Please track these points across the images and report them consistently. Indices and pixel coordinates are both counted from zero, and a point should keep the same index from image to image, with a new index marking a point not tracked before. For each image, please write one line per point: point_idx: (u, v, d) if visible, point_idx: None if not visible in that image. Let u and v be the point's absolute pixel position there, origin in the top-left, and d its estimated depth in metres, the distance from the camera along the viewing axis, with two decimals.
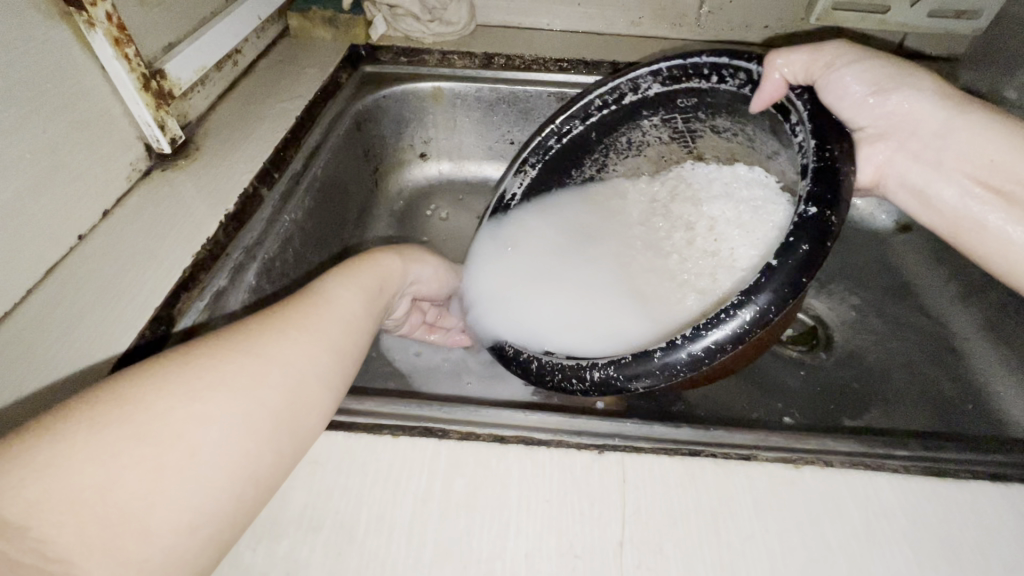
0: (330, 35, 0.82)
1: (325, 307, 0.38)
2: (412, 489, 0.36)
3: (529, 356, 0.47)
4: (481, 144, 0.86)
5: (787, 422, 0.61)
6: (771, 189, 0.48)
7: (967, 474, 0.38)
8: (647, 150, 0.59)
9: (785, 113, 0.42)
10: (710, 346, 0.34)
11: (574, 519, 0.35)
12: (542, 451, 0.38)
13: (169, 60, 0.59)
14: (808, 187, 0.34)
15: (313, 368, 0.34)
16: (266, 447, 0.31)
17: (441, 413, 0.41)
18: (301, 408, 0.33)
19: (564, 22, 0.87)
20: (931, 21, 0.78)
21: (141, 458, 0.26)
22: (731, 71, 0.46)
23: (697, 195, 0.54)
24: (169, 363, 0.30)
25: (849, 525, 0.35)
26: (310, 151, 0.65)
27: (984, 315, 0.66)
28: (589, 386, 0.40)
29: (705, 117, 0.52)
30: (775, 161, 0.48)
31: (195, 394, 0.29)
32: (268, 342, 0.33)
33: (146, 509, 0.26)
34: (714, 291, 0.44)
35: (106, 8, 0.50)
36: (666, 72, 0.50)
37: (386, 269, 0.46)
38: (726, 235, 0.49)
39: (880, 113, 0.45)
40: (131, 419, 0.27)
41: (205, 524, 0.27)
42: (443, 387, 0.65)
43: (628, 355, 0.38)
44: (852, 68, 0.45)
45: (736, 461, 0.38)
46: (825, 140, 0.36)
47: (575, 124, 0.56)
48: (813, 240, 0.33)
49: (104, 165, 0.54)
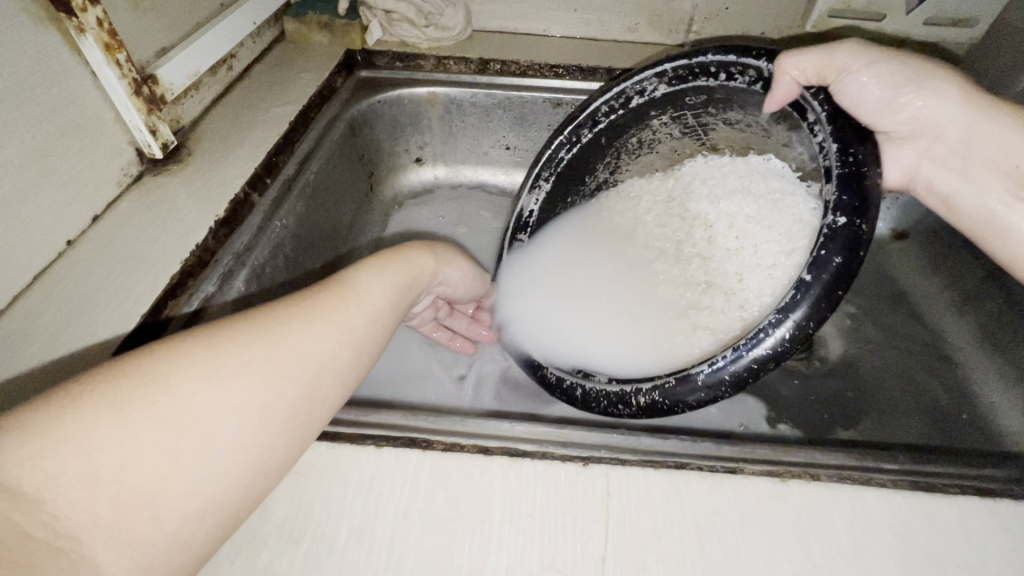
0: (327, 39, 0.82)
1: (353, 300, 0.36)
2: (395, 504, 0.36)
3: (573, 384, 0.48)
4: (476, 150, 0.86)
5: (779, 433, 0.60)
6: (790, 181, 0.45)
7: (957, 490, 0.38)
8: (659, 147, 0.57)
9: (801, 111, 0.41)
10: (752, 366, 0.35)
11: (556, 534, 0.34)
12: (526, 463, 0.38)
13: (161, 65, 0.59)
14: (835, 195, 0.35)
15: (333, 362, 0.33)
16: (279, 439, 0.29)
17: (426, 425, 0.41)
18: (317, 402, 0.32)
19: (562, 27, 0.87)
20: (927, 29, 0.77)
21: (160, 441, 0.25)
22: (739, 69, 0.45)
23: (712, 192, 0.51)
24: (193, 341, 0.29)
25: (835, 540, 0.35)
26: (303, 155, 0.65)
27: (980, 325, 0.64)
28: (636, 411, 0.41)
29: (717, 111, 0.50)
30: (791, 149, 0.45)
31: (217, 378, 0.28)
32: (293, 331, 0.32)
33: (157, 494, 0.25)
34: (742, 293, 0.43)
35: (97, 14, 0.50)
36: (671, 73, 0.49)
37: (417, 265, 0.44)
38: (748, 233, 0.46)
39: (901, 119, 0.44)
40: (152, 399, 0.26)
41: (212, 513, 0.26)
42: (445, 396, 0.64)
43: (672, 379, 0.39)
44: (866, 74, 0.43)
45: (721, 474, 0.37)
46: (848, 142, 0.35)
47: (585, 132, 0.57)
48: (846, 251, 0.33)
49: (94, 170, 0.54)
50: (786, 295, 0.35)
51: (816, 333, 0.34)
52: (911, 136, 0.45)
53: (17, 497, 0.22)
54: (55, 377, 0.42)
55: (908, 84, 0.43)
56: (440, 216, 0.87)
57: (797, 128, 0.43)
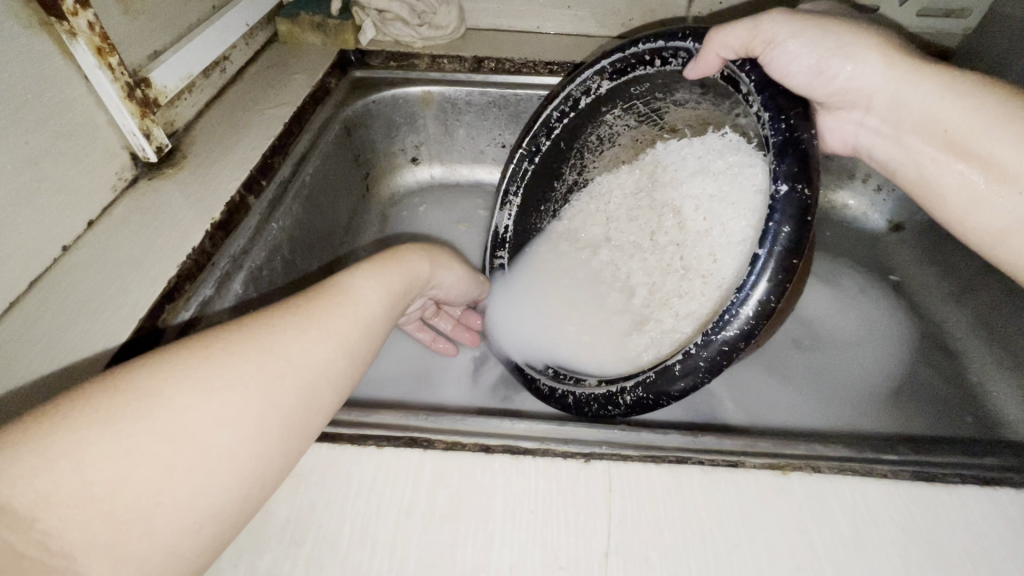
0: (320, 40, 0.82)
1: (346, 306, 0.36)
2: (397, 503, 0.36)
3: (565, 392, 0.48)
4: (472, 148, 0.86)
5: (781, 425, 0.61)
6: (744, 152, 0.44)
7: (956, 479, 0.38)
8: (620, 138, 0.58)
9: (733, 83, 0.41)
10: (723, 349, 0.35)
11: (560, 530, 0.35)
12: (527, 460, 0.38)
13: (154, 69, 0.58)
14: (774, 165, 0.35)
15: (327, 369, 0.33)
16: (274, 448, 0.29)
17: (430, 424, 0.41)
18: (312, 410, 0.32)
19: (555, 24, 0.87)
20: (920, 21, 0.78)
21: (156, 455, 0.25)
22: (671, 52, 0.46)
23: (676, 176, 0.52)
24: (186, 354, 0.28)
25: (837, 532, 0.35)
26: (298, 158, 0.65)
27: (976, 313, 0.65)
28: (624, 410, 0.41)
29: (663, 95, 0.51)
30: (741, 120, 0.44)
31: (210, 390, 0.27)
32: (283, 339, 0.31)
33: (152, 508, 0.24)
34: (718, 274, 0.42)
35: (88, 18, 0.50)
36: (610, 68, 0.51)
37: (414, 270, 0.44)
38: (714, 213, 0.46)
39: (833, 89, 0.45)
40: (145, 414, 0.25)
41: (208, 524, 0.26)
42: (442, 396, 0.64)
43: (652, 373, 0.39)
44: (793, 44, 0.44)
45: (723, 468, 0.38)
46: (780, 110, 0.35)
47: (541, 141, 0.59)
48: (793, 219, 0.33)
49: (88, 176, 0.54)
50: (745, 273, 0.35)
51: (780, 307, 0.34)
52: (848, 106, 0.46)
53: (9, 515, 0.22)
54: (53, 385, 0.42)
55: (836, 55, 0.43)
56: (433, 215, 0.86)
57: (738, 102, 0.43)
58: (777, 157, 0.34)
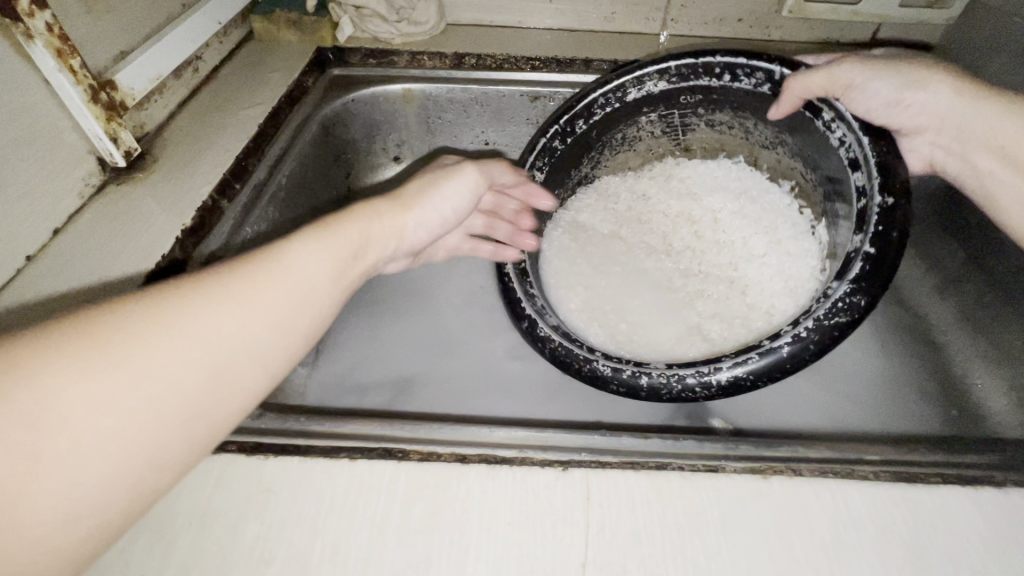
0: (296, 37, 0.80)
1: (275, 272, 0.33)
2: (368, 518, 0.35)
3: (633, 375, 0.41)
4: (456, 146, 0.84)
5: (763, 422, 0.60)
6: (759, 181, 0.57)
7: (939, 479, 0.37)
8: (639, 144, 0.60)
9: (814, 115, 0.46)
10: (834, 333, 0.37)
11: (536, 541, 0.34)
12: (504, 470, 0.37)
13: (120, 70, 0.57)
14: (877, 180, 0.40)
15: (242, 346, 0.30)
16: (179, 432, 0.28)
17: (404, 433, 0.40)
18: (224, 393, 0.30)
19: (537, 18, 0.85)
20: (903, 11, 0.76)
21: (41, 432, 0.24)
22: (746, 71, 0.48)
23: (694, 189, 0.59)
24: (73, 329, 0.27)
25: (817, 536, 0.34)
26: (275, 159, 0.64)
27: (960, 306, 0.64)
28: (716, 391, 0.39)
29: (704, 113, 0.55)
30: (771, 151, 0.54)
31: (91, 373, 0.26)
32: (189, 314, 0.29)
33: (19, 496, 0.24)
34: (743, 280, 0.53)
35: (46, 19, 0.48)
36: (674, 71, 0.51)
37: (374, 228, 0.40)
38: (732, 228, 0.56)
39: (921, 119, 0.48)
40: (14, 396, 0.24)
41: (88, 512, 0.25)
42: (426, 402, 0.62)
43: (755, 354, 0.39)
44: (877, 85, 0.46)
45: (702, 473, 0.37)
46: (878, 136, 0.41)
47: (580, 123, 0.54)
48: (901, 226, 0.38)
49: (53, 182, 0.52)
50: (851, 266, 0.39)
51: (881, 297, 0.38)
52: (918, 130, 0.48)
53: None
54: None
55: (925, 90, 0.46)
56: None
57: (805, 128, 0.48)
58: (882, 171, 0.40)
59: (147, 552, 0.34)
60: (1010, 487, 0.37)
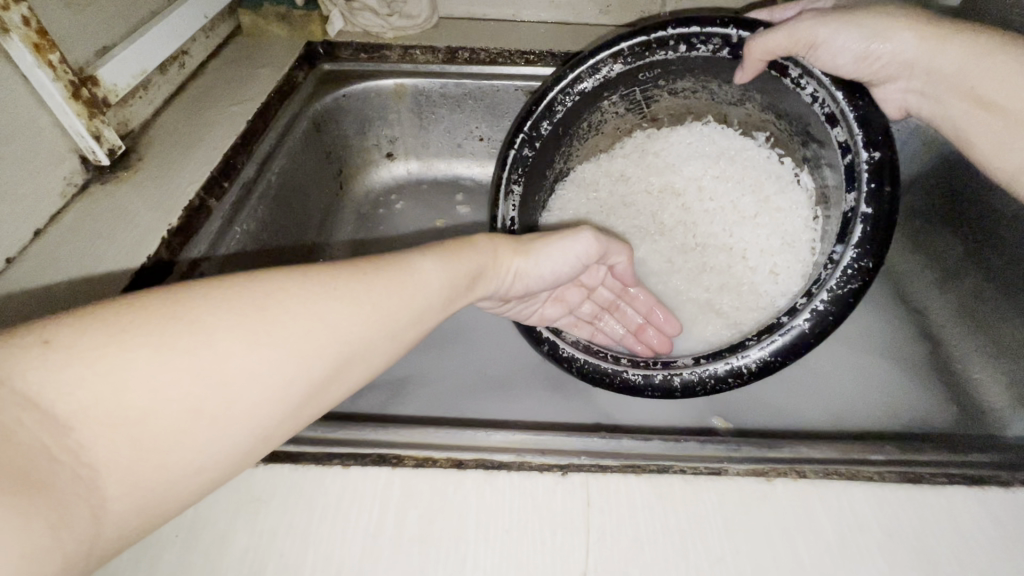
0: (285, 32, 0.79)
1: (407, 290, 0.33)
2: (361, 527, 0.34)
3: (666, 377, 0.43)
4: (449, 142, 0.82)
5: (763, 420, 0.60)
6: (732, 137, 0.54)
7: (944, 480, 0.37)
8: (605, 126, 0.56)
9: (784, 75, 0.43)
10: (849, 298, 0.39)
11: (535, 549, 0.33)
12: (500, 475, 0.36)
13: (102, 66, 0.55)
14: (858, 135, 0.39)
15: (363, 347, 0.30)
16: (292, 413, 0.28)
17: (397, 437, 0.39)
18: (342, 379, 0.30)
19: (531, 11, 0.84)
20: None
21: (188, 400, 0.24)
22: (701, 38, 0.45)
23: (669, 161, 0.56)
24: (248, 287, 0.28)
25: (823, 540, 0.34)
26: (263, 155, 0.62)
27: (960, 299, 0.63)
28: (747, 377, 0.42)
29: (665, 84, 0.51)
30: (740, 107, 0.51)
31: (256, 341, 0.26)
32: (333, 307, 0.29)
33: (173, 443, 0.24)
34: (739, 244, 0.52)
35: (22, 12, 0.46)
36: (626, 51, 0.46)
37: (484, 250, 0.39)
38: (719, 193, 0.53)
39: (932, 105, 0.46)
40: (192, 348, 0.25)
41: (209, 470, 0.26)
42: (422, 404, 0.61)
43: (778, 334, 0.41)
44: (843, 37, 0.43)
45: (704, 477, 0.36)
46: (853, 88, 0.40)
47: (543, 125, 0.49)
48: (890, 179, 0.38)
49: (33, 181, 0.51)
50: (850, 227, 0.40)
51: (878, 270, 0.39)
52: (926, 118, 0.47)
53: None
54: None
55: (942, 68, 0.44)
56: (411, 213, 0.83)
57: (774, 85, 0.45)
58: (862, 126, 0.39)
59: (132, 565, 0.32)
60: (1016, 486, 0.36)
